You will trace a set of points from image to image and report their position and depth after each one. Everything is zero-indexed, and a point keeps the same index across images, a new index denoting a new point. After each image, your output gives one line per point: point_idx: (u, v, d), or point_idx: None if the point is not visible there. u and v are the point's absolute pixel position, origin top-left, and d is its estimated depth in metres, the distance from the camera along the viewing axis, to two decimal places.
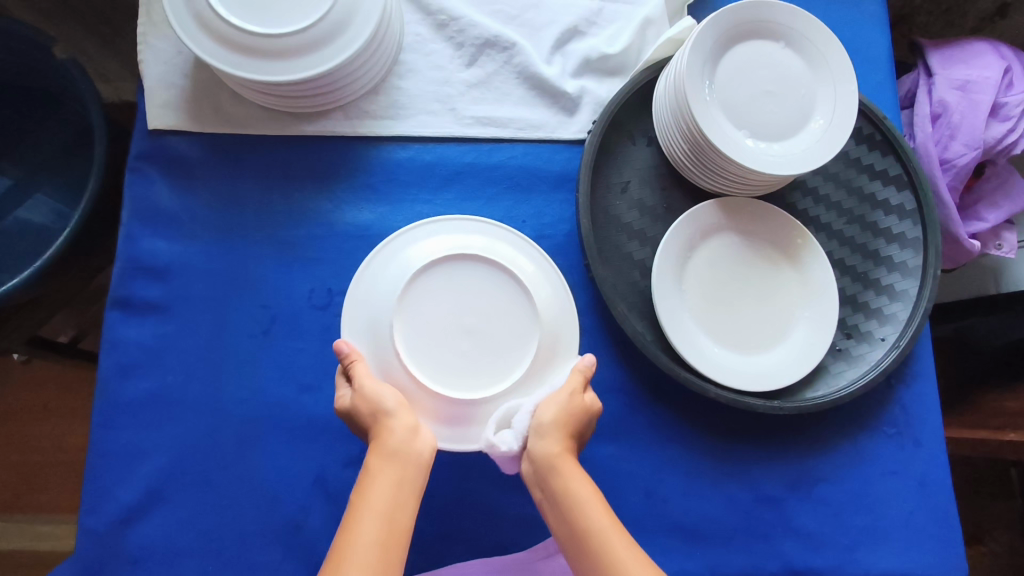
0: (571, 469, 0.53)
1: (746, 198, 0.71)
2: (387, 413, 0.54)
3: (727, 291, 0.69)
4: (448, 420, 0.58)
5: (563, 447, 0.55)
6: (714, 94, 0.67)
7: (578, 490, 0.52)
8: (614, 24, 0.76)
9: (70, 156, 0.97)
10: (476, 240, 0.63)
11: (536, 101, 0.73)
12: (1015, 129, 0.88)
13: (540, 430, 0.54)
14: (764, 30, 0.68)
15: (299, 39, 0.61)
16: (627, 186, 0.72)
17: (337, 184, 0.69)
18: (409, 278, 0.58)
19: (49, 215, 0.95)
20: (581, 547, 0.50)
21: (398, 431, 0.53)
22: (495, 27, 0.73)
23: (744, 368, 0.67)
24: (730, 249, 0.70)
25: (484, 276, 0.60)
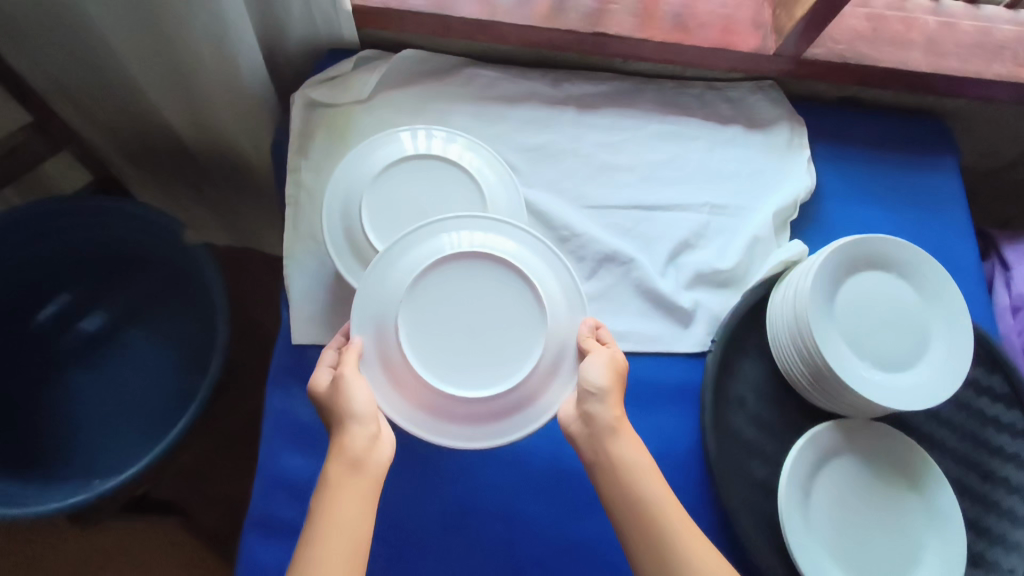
0: (630, 438, 0.58)
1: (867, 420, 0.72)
2: (350, 415, 0.55)
3: (855, 515, 0.69)
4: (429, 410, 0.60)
5: (622, 415, 0.59)
6: (837, 325, 0.69)
7: (630, 460, 0.56)
8: (722, 237, 0.81)
9: (158, 306, 0.97)
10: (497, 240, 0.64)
11: (653, 314, 0.77)
12: None
13: (602, 396, 0.58)
14: (878, 261, 0.72)
15: None
16: (744, 401, 0.73)
17: None
18: (419, 274, 0.61)
19: (150, 385, 0.94)
20: (629, 514, 0.55)
21: (359, 439, 0.55)
22: (613, 243, 0.78)
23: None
24: (857, 470, 0.70)
25: (497, 279, 0.62)
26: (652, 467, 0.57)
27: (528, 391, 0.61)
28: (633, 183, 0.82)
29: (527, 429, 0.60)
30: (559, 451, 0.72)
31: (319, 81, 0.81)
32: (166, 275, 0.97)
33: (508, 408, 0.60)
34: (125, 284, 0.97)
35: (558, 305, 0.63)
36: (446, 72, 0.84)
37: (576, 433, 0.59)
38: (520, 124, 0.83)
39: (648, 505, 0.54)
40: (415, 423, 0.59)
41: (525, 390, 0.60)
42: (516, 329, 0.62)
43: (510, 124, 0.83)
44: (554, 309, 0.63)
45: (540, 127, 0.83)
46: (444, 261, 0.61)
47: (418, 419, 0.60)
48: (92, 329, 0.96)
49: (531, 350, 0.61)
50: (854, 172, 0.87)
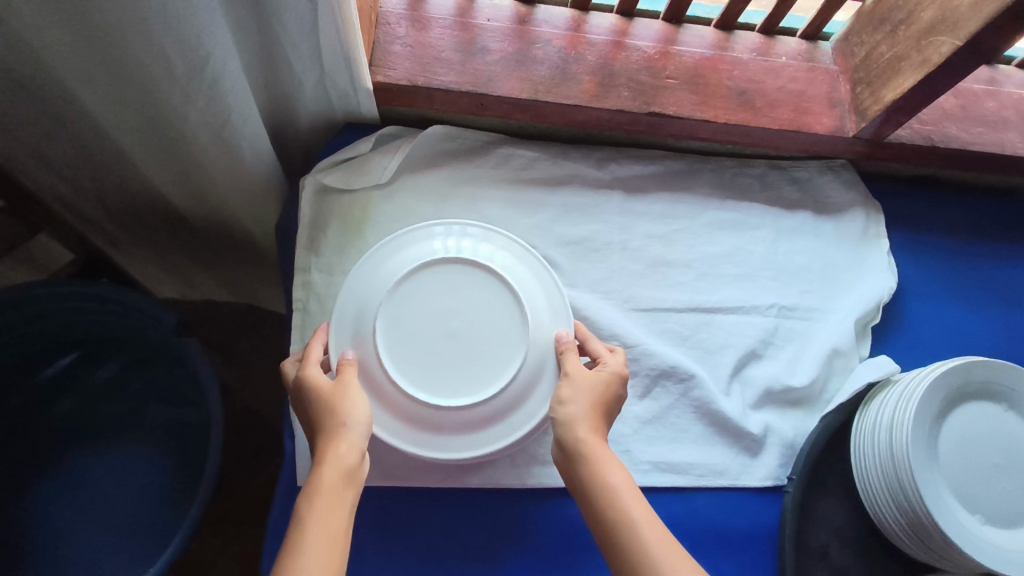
0: (602, 455, 0.51)
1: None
2: (337, 424, 0.50)
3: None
4: (407, 419, 0.56)
5: (594, 432, 0.53)
6: (945, 471, 0.59)
7: (611, 481, 0.49)
8: (792, 345, 0.70)
9: (161, 380, 0.86)
10: (482, 248, 0.62)
11: (716, 439, 0.66)
12: None
13: (570, 418, 0.53)
14: (984, 390, 0.62)
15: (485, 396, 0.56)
16: (826, 551, 0.63)
17: (506, 551, 0.61)
18: (400, 278, 0.58)
19: (133, 486, 0.80)
20: (612, 541, 0.47)
21: (350, 452, 0.49)
22: (670, 355, 0.68)
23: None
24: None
25: (479, 281, 0.59)
26: (630, 483, 0.50)
27: (510, 398, 0.57)
28: (690, 281, 0.72)
29: (508, 439, 0.56)
30: None
31: (333, 163, 0.71)
32: (173, 365, 0.86)
33: (486, 419, 0.57)
34: (124, 356, 0.86)
35: (540, 310, 0.60)
36: (477, 152, 0.75)
37: (558, 460, 0.54)
38: (561, 212, 0.73)
39: (626, 525, 0.47)
40: (393, 433, 0.56)
41: (507, 397, 0.56)
42: (498, 334, 0.58)
43: (550, 212, 0.73)
44: (536, 314, 0.60)
45: (584, 214, 0.74)
46: (427, 265, 0.59)
47: (391, 426, 0.56)
48: (88, 390, 0.84)
49: (511, 352, 0.57)
50: (939, 264, 0.77)
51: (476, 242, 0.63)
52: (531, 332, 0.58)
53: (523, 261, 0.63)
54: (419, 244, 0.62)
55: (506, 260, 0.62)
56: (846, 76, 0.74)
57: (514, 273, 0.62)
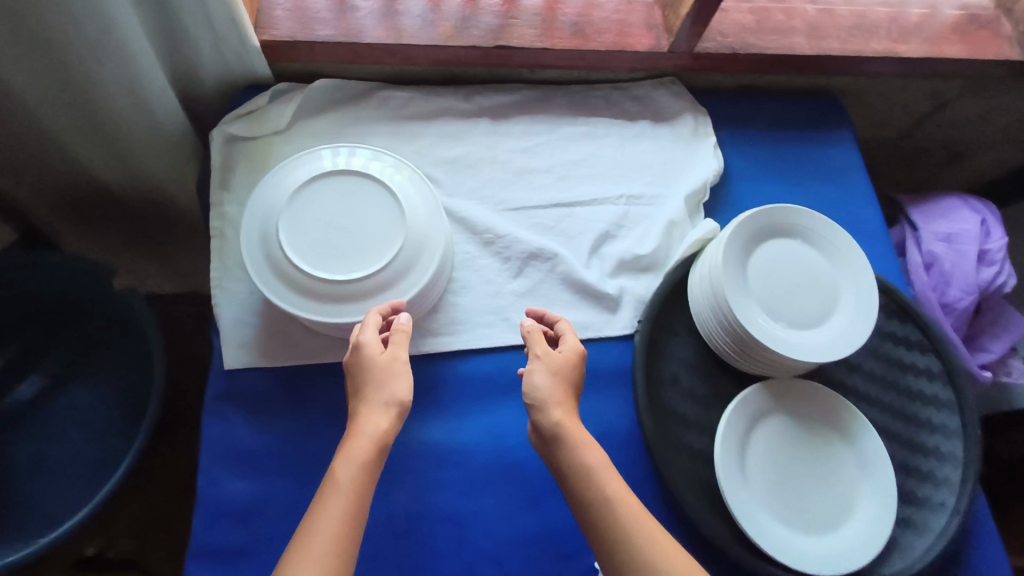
0: (580, 439, 0.60)
1: (797, 380, 0.76)
2: (378, 400, 0.60)
3: (788, 465, 0.72)
4: (300, 291, 0.66)
5: (564, 412, 0.62)
6: (753, 295, 0.73)
7: (588, 460, 0.59)
8: (640, 225, 0.84)
9: (103, 346, 0.94)
10: (374, 162, 0.73)
11: (581, 303, 0.79)
12: (1000, 271, 1.03)
13: (541, 401, 0.62)
14: (782, 229, 0.76)
15: (362, 274, 0.66)
16: (676, 377, 0.76)
17: (407, 405, 0.72)
18: (301, 182, 0.69)
19: (95, 426, 0.89)
20: (588, 510, 0.57)
21: (378, 421, 0.59)
22: (536, 241, 0.81)
23: (819, 550, 0.69)
24: (788, 424, 0.74)
25: (365, 185, 0.70)
26: (605, 462, 0.60)
27: (387, 279, 0.67)
28: (552, 183, 0.86)
29: (381, 310, 0.67)
30: (507, 446, 0.71)
31: (236, 116, 0.83)
32: (115, 323, 0.95)
33: (378, 289, 0.67)
34: (69, 327, 0.95)
35: (416, 208, 0.70)
36: (362, 97, 0.88)
37: (536, 442, 0.64)
38: (437, 139, 0.87)
39: (601, 500, 0.57)
40: (286, 302, 0.66)
41: (383, 277, 0.67)
42: (382, 229, 0.68)
43: (428, 140, 0.87)
44: (413, 211, 0.70)
45: (457, 139, 0.87)
46: (325, 173, 0.70)
47: (303, 305, 0.66)
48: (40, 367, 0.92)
49: (389, 243, 0.67)
50: (758, 153, 0.93)
51: (369, 157, 0.73)
52: (409, 220, 0.69)
53: (407, 173, 0.73)
54: (317, 160, 0.72)
55: (393, 171, 0.72)
56: (657, 5, 0.90)
57: (401, 182, 0.72)
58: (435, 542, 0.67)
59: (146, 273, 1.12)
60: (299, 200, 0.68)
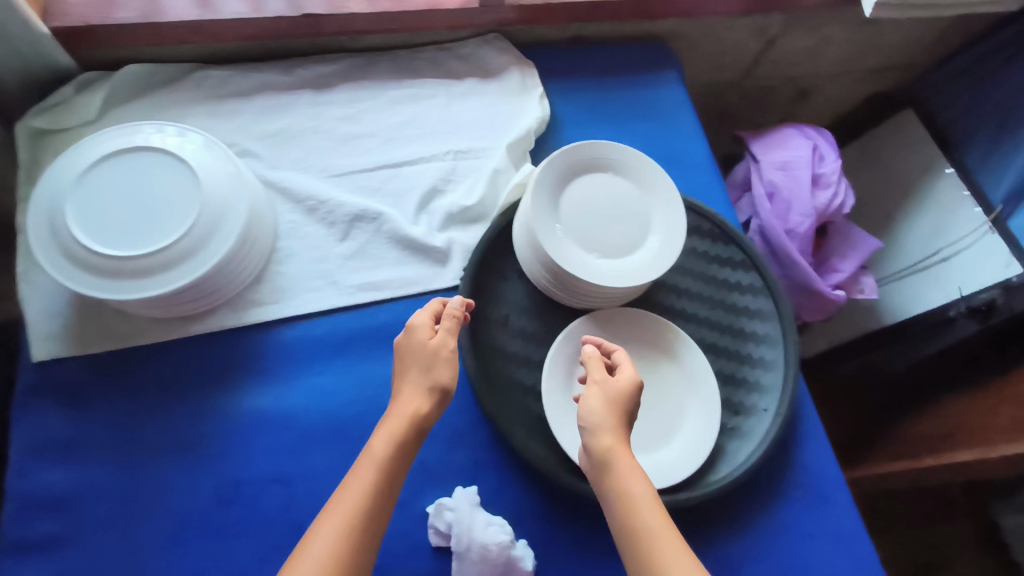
0: (625, 466, 0.57)
1: (622, 309, 0.78)
2: (416, 381, 0.60)
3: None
4: (92, 271, 0.65)
5: (618, 439, 0.59)
6: (566, 230, 0.75)
7: (632, 489, 0.56)
8: (468, 178, 0.86)
9: None
10: (168, 133, 0.71)
11: (410, 259, 0.80)
12: (836, 192, 1.09)
13: (593, 427, 0.59)
14: (595, 164, 0.78)
15: (155, 247, 0.65)
16: (507, 319, 0.77)
17: (233, 376, 0.72)
18: (91, 163, 0.68)
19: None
20: (631, 540, 0.54)
21: (407, 404, 0.59)
22: (360, 203, 0.81)
23: (644, 467, 0.71)
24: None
25: (159, 159, 0.69)
26: (651, 492, 0.56)
27: (185, 250, 0.67)
28: (378, 146, 0.87)
29: (181, 281, 0.66)
30: (335, 405, 0.72)
31: (40, 109, 0.81)
32: None
33: (177, 259, 0.66)
34: None
35: (214, 177, 0.69)
36: (177, 79, 0.86)
37: (585, 466, 0.60)
38: (258, 113, 0.86)
39: (643, 536, 0.54)
40: (78, 283, 0.65)
41: (179, 248, 0.66)
42: (179, 202, 0.68)
43: (249, 115, 0.85)
44: (211, 180, 0.69)
45: (280, 112, 0.86)
46: (115, 152, 0.69)
47: (97, 284, 0.65)
48: None
49: (186, 215, 0.67)
50: (585, 99, 0.95)
51: (163, 128, 0.71)
52: (206, 190, 0.68)
53: (205, 142, 0.71)
54: (108, 138, 0.70)
55: (190, 141, 0.71)
56: None
57: (199, 152, 0.70)
58: (262, 506, 0.67)
59: None
60: (90, 182, 0.67)
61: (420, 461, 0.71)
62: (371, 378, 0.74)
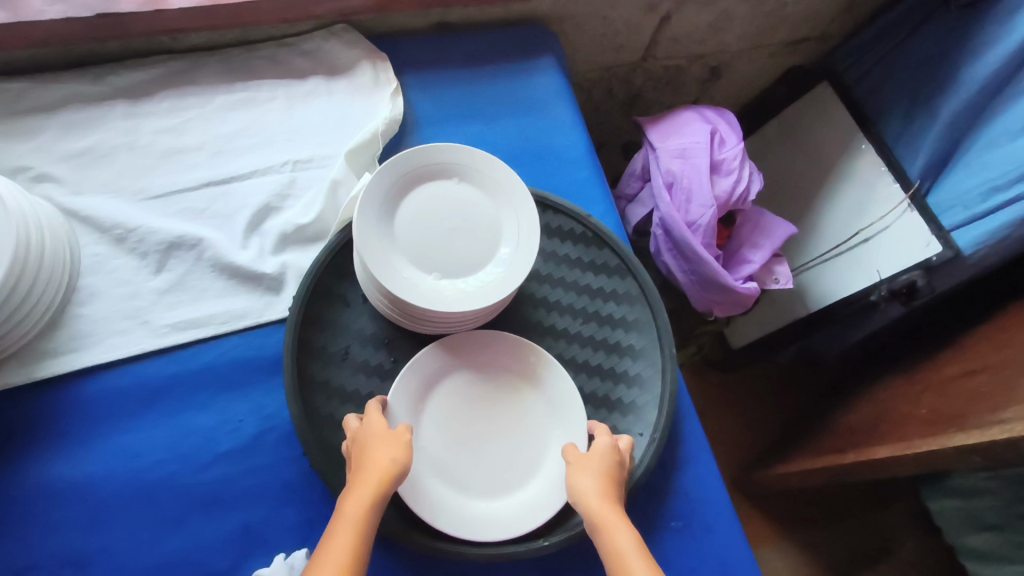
0: (610, 520, 0.54)
1: (475, 333, 0.69)
2: (381, 452, 0.56)
3: (469, 427, 0.67)
4: None
5: (604, 497, 0.56)
6: (401, 247, 0.66)
7: (616, 541, 0.52)
8: (307, 192, 0.76)
9: None
10: None
11: (237, 289, 0.71)
12: (739, 177, 1.01)
13: (578, 490, 0.57)
14: (435, 172, 0.70)
15: None
16: (347, 352, 0.69)
17: (19, 441, 0.62)
18: None
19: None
20: None
21: (380, 465, 0.55)
22: (177, 228, 0.72)
23: (496, 514, 0.64)
24: (471, 382, 0.68)
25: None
26: (639, 541, 0.52)
27: None
28: (204, 160, 0.76)
29: None
30: (144, 466, 0.62)
31: None
32: None
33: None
34: None
35: None
36: None
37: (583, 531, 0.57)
38: (62, 131, 0.75)
39: None
40: None
41: None
42: None
43: (49, 134, 0.74)
44: None
45: (87, 127, 0.75)
46: None
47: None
48: None
49: None
50: (448, 95, 0.86)
51: None
52: None
53: None
54: None
55: None
56: None
57: None
58: None
59: None
60: None
61: (243, 525, 0.62)
62: (189, 432, 0.64)
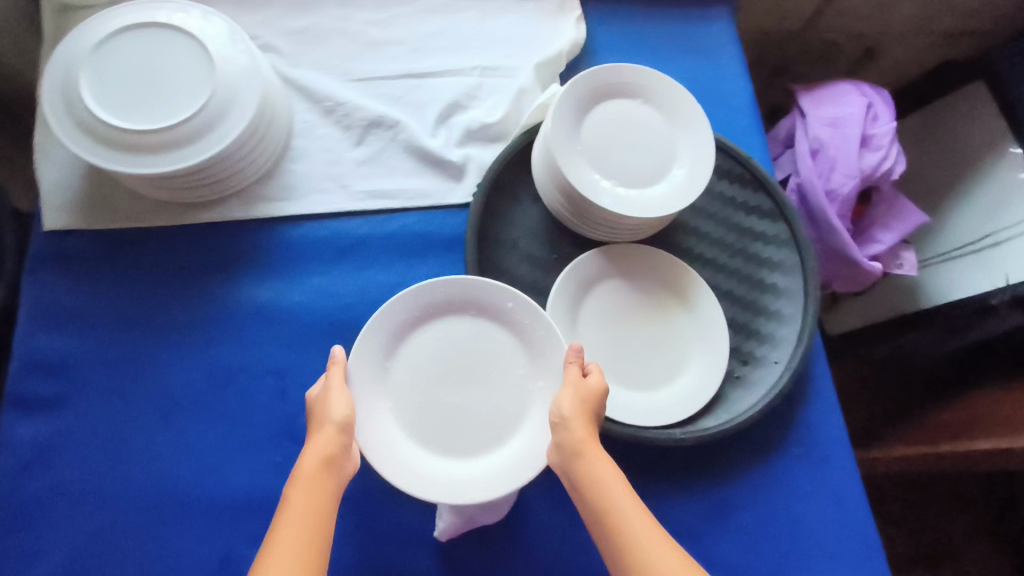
0: (595, 455, 0.58)
1: (427, 282, 0.67)
2: (330, 423, 0.58)
3: (434, 388, 0.66)
4: (103, 140, 0.64)
5: (590, 433, 0.59)
6: (584, 153, 0.72)
7: (600, 473, 0.57)
8: (493, 96, 0.82)
9: None
10: (184, 12, 0.69)
11: (424, 171, 0.78)
12: (886, 155, 1.01)
13: (566, 421, 0.60)
14: (622, 90, 0.74)
15: (170, 125, 0.64)
16: (516, 243, 0.75)
17: (236, 267, 0.72)
18: (104, 36, 0.66)
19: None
20: (608, 530, 0.54)
21: (326, 441, 0.57)
22: (378, 108, 0.79)
23: (493, 473, 0.64)
24: (431, 340, 0.68)
25: (175, 38, 0.67)
26: (617, 476, 0.57)
27: (194, 130, 0.65)
28: (403, 55, 0.83)
29: (190, 162, 0.66)
30: (336, 307, 0.72)
31: None
32: None
33: (182, 142, 0.65)
34: None
35: (229, 59, 0.68)
36: None
37: (555, 464, 0.60)
38: (285, 9, 0.83)
39: (617, 513, 0.55)
40: (92, 152, 0.64)
41: (190, 128, 0.65)
42: (187, 83, 0.66)
43: (275, 9, 0.82)
44: (225, 62, 0.67)
45: (306, 9, 0.83)
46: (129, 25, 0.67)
47: (103, 156, 0.65)
48: None
49: (199, 94, 0.66)
50: (627, 27, 0.90)
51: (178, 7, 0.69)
52: (219, 72, 0.66)
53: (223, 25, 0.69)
54: (122, 15, 0.68)
55: (205, 22, 0.68)
56: None
57: (215, 33, 0.68)
58: (253, 393, 0.68)
59: None
60: (104, 53, 0.66)
61: None
62: (373, 285, 0.73)
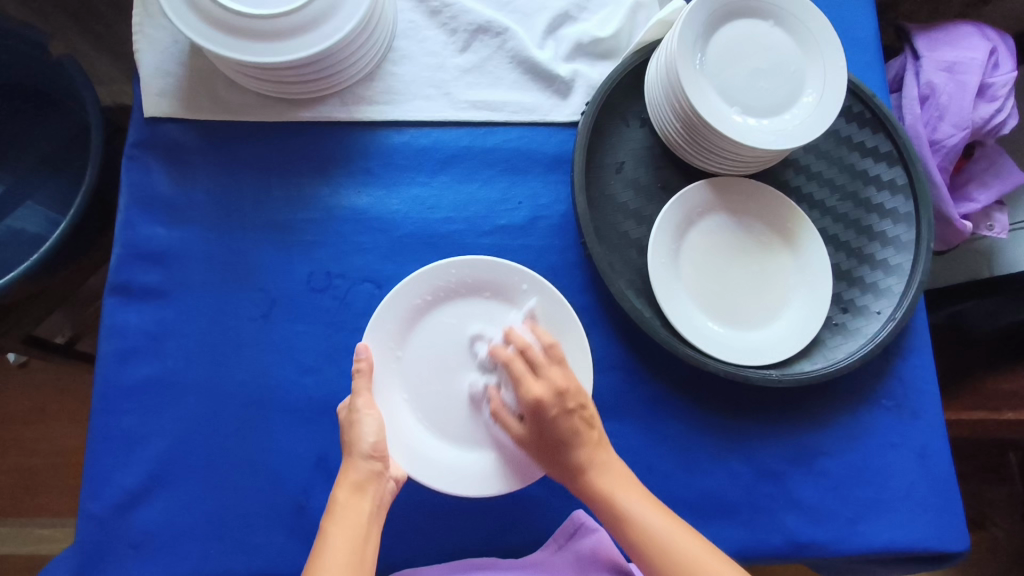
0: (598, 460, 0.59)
1: (437, 264, 0.65)
2: (358, 452, 0.56)
3: (449, 376, 0.65)
4: (209, 21, 0.61)
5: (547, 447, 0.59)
6: (707, 75, 0.68)
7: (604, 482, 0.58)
8: (605, 8, 0.77)
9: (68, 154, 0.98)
10: None
11: (529, 84, 0.74)
12: (1001, 107, 0.94)
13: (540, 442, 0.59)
14: (753, 10, 0.69)
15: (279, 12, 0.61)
16: (621, 167, 0.72)
17: (336, 170, 0.70)
18: None
19: (43, 223, 0.95)
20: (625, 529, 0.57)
21: (363, 468, 0.56)
22: (487, 13, 0.75)
23: (511, 457, 0.63)
24: (444, 326, 0.66)
25: None
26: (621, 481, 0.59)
27: (303, 23, 0.62)
28: None
29: (295, 55, 0.62)
30: (434, 220, 0.70)
31: None
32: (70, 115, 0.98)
33: (296, 31, 0.62)
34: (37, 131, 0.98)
35: None
36: None
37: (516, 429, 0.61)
38: None
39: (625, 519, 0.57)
40: (198, 32, 0.61)
41: (299, 20, 0.62)
42: None
43: None
44: None
45: None
46: None
47: (213, 39, 0.62)
48: None
49: None
50: None
51: None
52: None
53: None
54: None
55: None
56: None
57: None
58: (351, 298, 0.68)
59: (103, 69, 1.04)
60: None
61: None
62: (473, 199, 0.71)
